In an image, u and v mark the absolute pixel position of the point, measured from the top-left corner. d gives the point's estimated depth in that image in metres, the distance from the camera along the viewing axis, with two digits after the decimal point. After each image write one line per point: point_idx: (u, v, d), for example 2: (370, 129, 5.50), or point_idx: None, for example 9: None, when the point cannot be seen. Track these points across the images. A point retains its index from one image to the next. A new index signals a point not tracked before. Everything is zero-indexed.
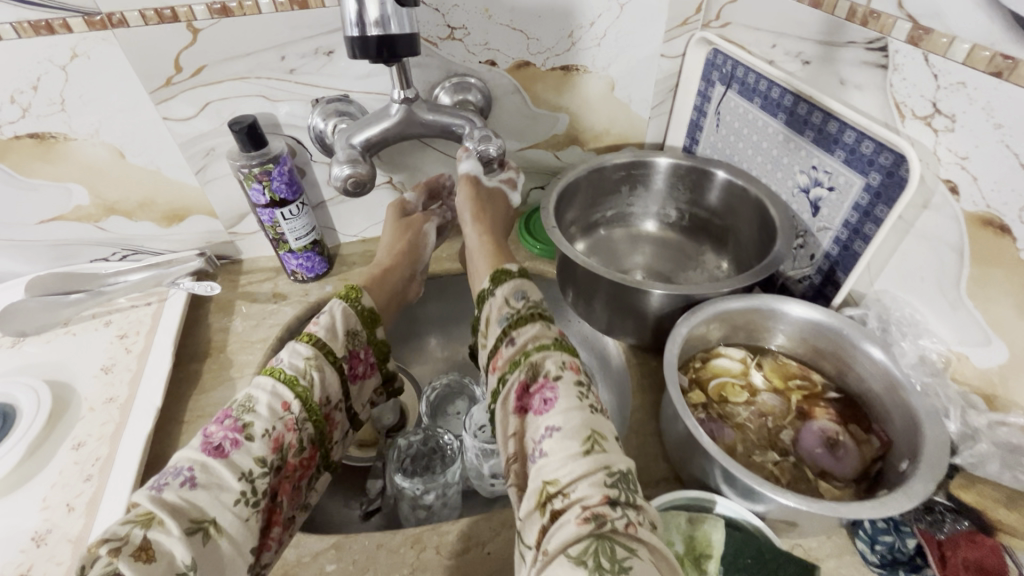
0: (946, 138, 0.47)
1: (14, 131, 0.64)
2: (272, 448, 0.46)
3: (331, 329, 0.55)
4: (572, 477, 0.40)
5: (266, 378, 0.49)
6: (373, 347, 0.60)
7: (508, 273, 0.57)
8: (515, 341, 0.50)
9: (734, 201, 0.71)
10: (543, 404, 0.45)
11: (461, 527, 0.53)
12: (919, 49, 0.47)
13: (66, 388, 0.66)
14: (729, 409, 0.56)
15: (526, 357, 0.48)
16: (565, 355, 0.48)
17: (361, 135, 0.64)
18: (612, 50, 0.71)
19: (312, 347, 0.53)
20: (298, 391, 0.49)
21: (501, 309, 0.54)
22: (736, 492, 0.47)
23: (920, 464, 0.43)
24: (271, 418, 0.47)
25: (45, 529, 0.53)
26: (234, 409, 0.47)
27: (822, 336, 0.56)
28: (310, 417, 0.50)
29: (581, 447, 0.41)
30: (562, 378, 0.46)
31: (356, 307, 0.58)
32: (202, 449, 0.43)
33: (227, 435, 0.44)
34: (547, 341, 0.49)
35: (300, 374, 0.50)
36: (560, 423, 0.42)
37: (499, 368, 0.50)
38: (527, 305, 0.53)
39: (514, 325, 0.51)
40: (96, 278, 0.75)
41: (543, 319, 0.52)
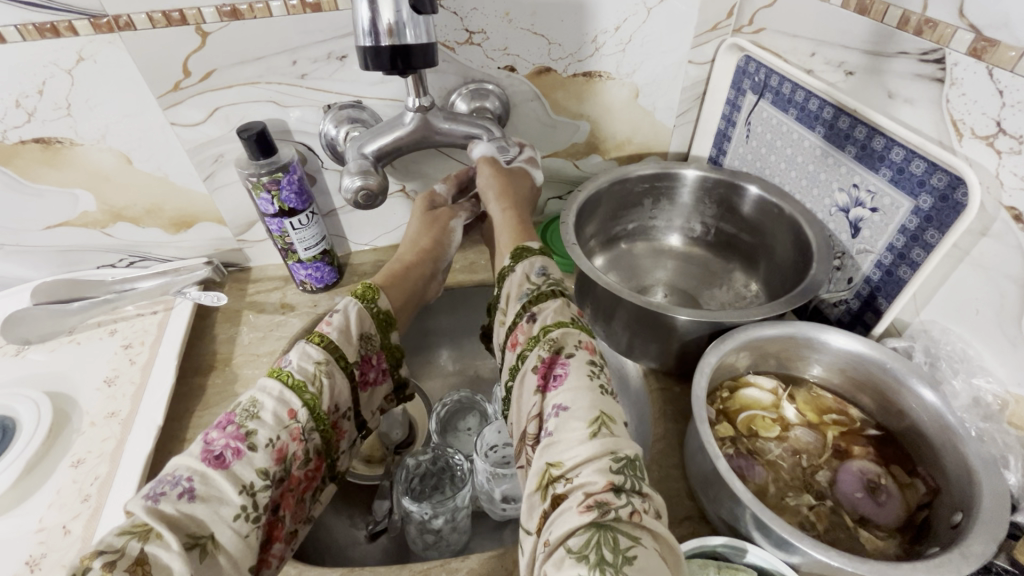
0: (1010, 160, 0.43)
1: (20, 136, 0.62)
2: (276, 459, 0.42)
3: (345, 330, 0.51)
4: (577, 461, 0.37)
5: (273, 381, 0.46)
6: (386, 352, 0.55)
7: (528, 249, 0.54)
8: (535, 317, 0.47)
9: (766, 218, 0.68)
10: (555, 381, 0.42)
11: (471, 564, 0.50)
12: (982, 62, 0.43)
13: (68, 401, 0.64)
14: (760, 445, 0.52)
15: (544, 334, 0.45)
16: (583, 335, 0.45)
17: (373, 144, 0.61)
18: (638, 56, 0.67)
19: (323, 350, 0.48)
20: (306, 399, 0.45)
21: (522, 284, 0.51)
22: (769, 541, 0.43)
23: (979, 520, 0.39)
24: (276, 426, 0.43)
25: (40, 552, 0.51)
26: (238, 414, 0.43)
27: (863, 369, 0.52)
28: (317, 426, 0.46)
29: (587, 429, 0.38)
30: (575, 356, 0.43)
31: (370, 309, 0.54)
32: (202, 459, 0.40)
33: (229, 443, 0.41)
34: (566, 320, 0.46)
35: (309, 380, 0.46)
36: (569, 402, 0.40)
37: (518, 345, 0.47)
38: (548, 281, 0.50)
39: (536, 300, 0.48)
40: (102, 285, 0.73)
41: (565, 296, 0.49)
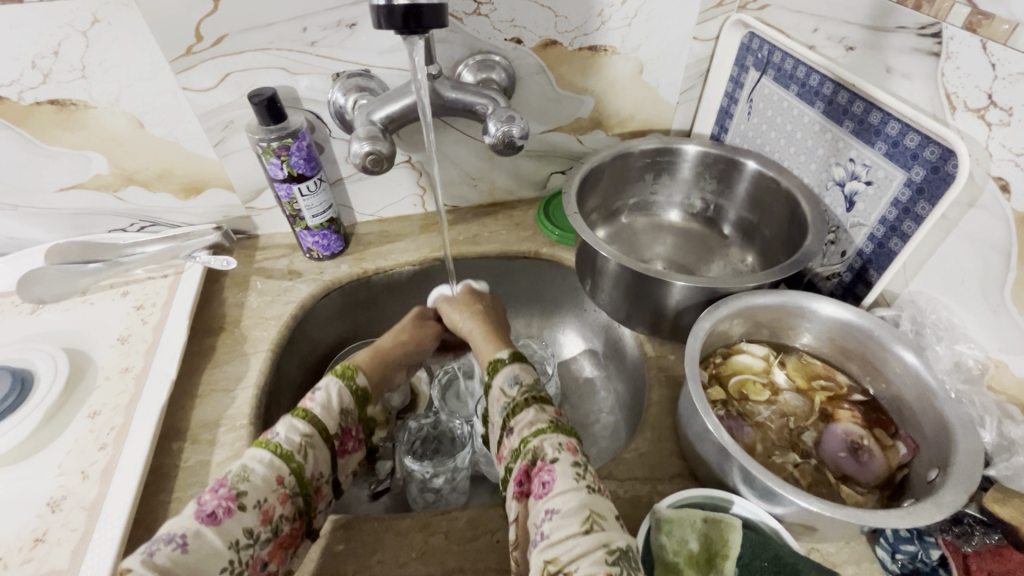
0: (1000, 132, 0.44)
1: (35, 97, 0.64)
2: (263, 520, 0.43)
3: (327, 403, 0.51)
4: (572, 555, 0.38)
5: (260, 450, 0.46)
6: (364, 422, 0.55)
7: (501, 360, 0.53)
8: (513, 429, 0.48)
9: (764, 194, 0.69)
10: (541, 488, 0.43)
11: (471, 513, 0.52)
12: (977, 36, 0.44)
13: (84, 357, 0.67)
14: (750, 407, 0.54)
15: (523, 444, 0.46)
16: (561, 436, 0.45)
17: (381, 112, 0.62)
18: (643, 31, 0.68)
19: (308, 423, 0.49)
20: (292, 467, 0.46)
21: (498, 399, 0.51)
22: (755, 493, 0.46)
23: (952, 475, 0.42)
24: (265, 488, 0.44)
25: (61, 495, 0.54)
26: (230, 477, 0.44)
27: (851, 337, 0.54)
28: (302, 490, 0.47)
29: (579, 528, 0.39)
30: (559, 461, 0.43)
31: (350, 386, 0.54)
32: (195, 516, 0.41)
33: (221, 502, 0.42)
34: (542, 426, 0.46)
35: (296, 449, 0.47)
36: (559, 504, 0.41)
37: (503, 457, 0.48)
38: (523, 391, 0.50)
39: (512, 413, 0.48)
40: (114, 248, 0.75)
41: (538, 403, 0.49)
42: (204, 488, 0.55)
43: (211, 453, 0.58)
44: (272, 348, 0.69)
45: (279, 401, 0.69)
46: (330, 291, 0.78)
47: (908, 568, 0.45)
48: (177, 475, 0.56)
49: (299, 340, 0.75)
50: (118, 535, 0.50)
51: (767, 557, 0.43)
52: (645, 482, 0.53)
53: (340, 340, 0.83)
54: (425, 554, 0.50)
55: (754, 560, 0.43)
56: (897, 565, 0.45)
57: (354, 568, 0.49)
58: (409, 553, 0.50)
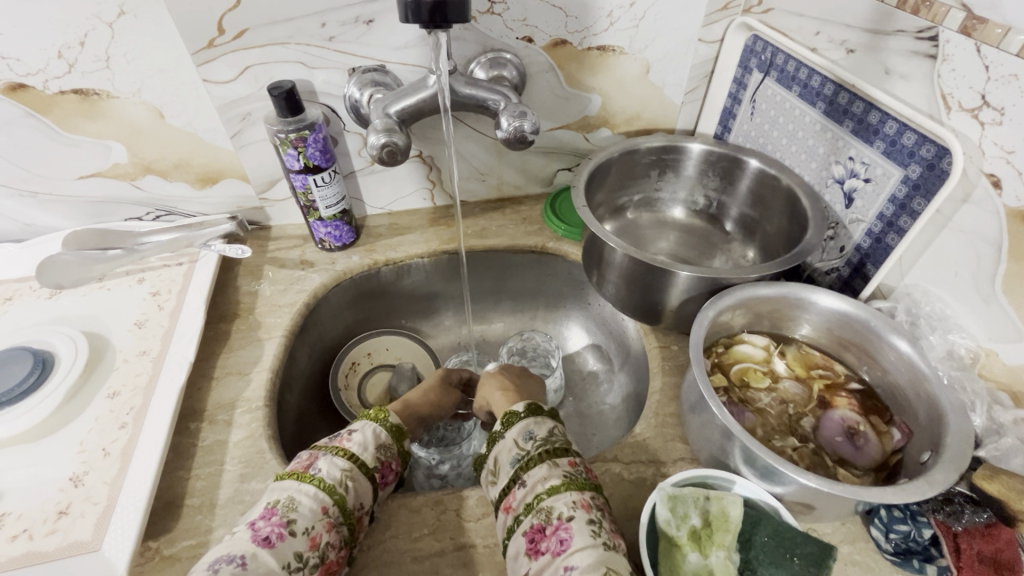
0: (992, 131, 0.46)
1: (60, 86, 0.65)
2: (311, 546, 0.44)
3: (364, 442, 0.53)
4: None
5: (303, 483, 0.48)
6: (401, 457, 0.56)
7: (516, 414, 0.53)
8: (525, 483, 0.48)
9: (766, 191, 0.71)
10: (559, 546, 0.43)
11: (481, 493, 0.54)
12: (971, 39, 0.46)
13: (101, 340, 0.68)
14: (750, 394, 0.56)
15: (537, 501, 0.46)
16: (575, 493, 0.46)
17: (397, 105, 0.64)
18: (651, 33, 0.70)
19: (348, 459, 0.51)
20: (336, 498, 0.48)
21: (510, 451, 0.51)
22: (755, 473, 0.48)
23: (944, 455, 0.44)
24: (312, 516, 0.46)
25: (83, 471, 0.55)
26: (280, 505, 0.46)
27: (849, 328, 0.56)
28: (346, 520, 0.48)
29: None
30: (575, 518, 0.44)
31: (384, 425, 0.55)
32: (251, 539, 0.43)
33: (274, 527, 0.44)
34: (557, 483, 0.47)
35: (338, 481, 0.49)
36: (579, 561, 0.41)
37: (511, 510, 0.48)
38: (538, 444, 0.50)
39: (524, 467, 0.49)
40: (130, 236, 0.77)
41: (552, 456, 0.49)
42: (221, 466, 0.57)
43: (228, 433, 0.59)
44: (286, 335, 0.70)
45: (291, 386, 0.71)
46: (342, 281, 0.79)
47: (902, 547, 0.47)
48: (195, 453, 0.58)
49: (310, 328, 0.77)
50: (141, 508, 0.51)
51: (767, 532, 0.45)
52: (650, 464, 0.55)
53: (348, 329, 0.85)
54: (438, 531, 0.51)
55: (754, 536, 0.45)
56: (890, 545, 0.47)
57: (369, 544, 0.51)
58: (422, 530, 0.52)
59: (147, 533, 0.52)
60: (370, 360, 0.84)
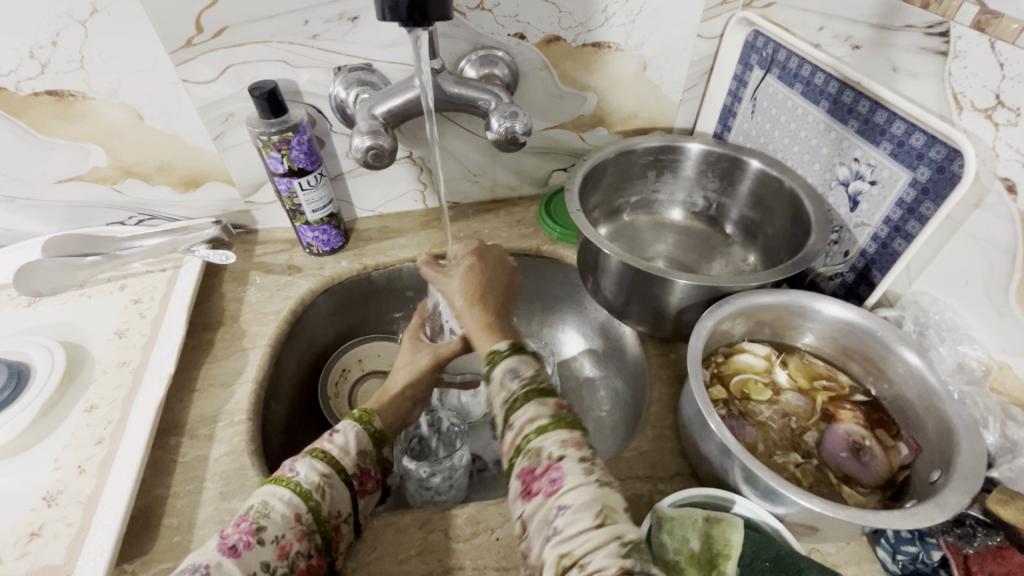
0: (1007, 133, 0.44)
1: (33, 88, 0.63)
2: (280, 555, 0.42)
3: (345, 443, 0.51)
4: (588, 548, 0.37)
5: (281, 488, 0.45)
6: (381, 464, 0.54)
7: (499, 351, 0.52)
8: (513, 426, 0.46)
9: (766, 192, 0.69)
10: (550, 484, 0.41)
11: (471, 510, 0.52)
12: (985, 36, 0.44)
13: (80, 350, 0.66)
14: (751, 407, 0.54)
15: (526, 442, 0.44)
16: (565, 432, 0.43)
17: (383, 106, 0.62)
18: (648, 28, 0.68)
19: (326, 462, 0.49)
20: (311, 504, 0.45)
21: (499, 390, 0.49)
22: (756, 493, 0.46)
23: (955, 475, 0.42)
24: (283, 523, 0.43)
25: (57, 489, 0.54)
26: (251, 512, 0.43)
27: (854, 337, 0.54)
28: (319, 526, 0.45)
29: (592, 522, 0.38)
30: (567, 457, 0.42)
31: (367, 428, 0.54)
32: (217, 549, 0.40)
33: (242, 536, 0.41)
34: (544, 423, 0.44)
35: (315, 487, 0.46)
36: (572, 499, 0.40)
37: (504, 454, 0.46)
38: (524, 383, 0.48)
39: (511, 408, 0.46)
40: (112, 241, 0.74)
41: (539, 397, 0.47)
42: (201, 483, 0.55)
43: (209, 448, 0.57)
44: (271, 343, 0.68)
45: (278, 396, 0.69)
46: (331, 287, 0.77)
47: (909, 568, 0.45)
48: (174, 470, 0.56)
49: (298, 335, 0.75)
50: (115, 529, 0.50)
51: (769, 558, 0.42)
52: (646, 480, 0.52)
53: (337, 336, 0.82)
54: (425, 552, 0.49)
55: (755, 560, 0.43)
56: (897, 566, 0.45)
57: (354, 566, 0.49)
58: (409, 550, 0.49)
59: (122, 554, 0.50)
60: (361, 367, 0.82)
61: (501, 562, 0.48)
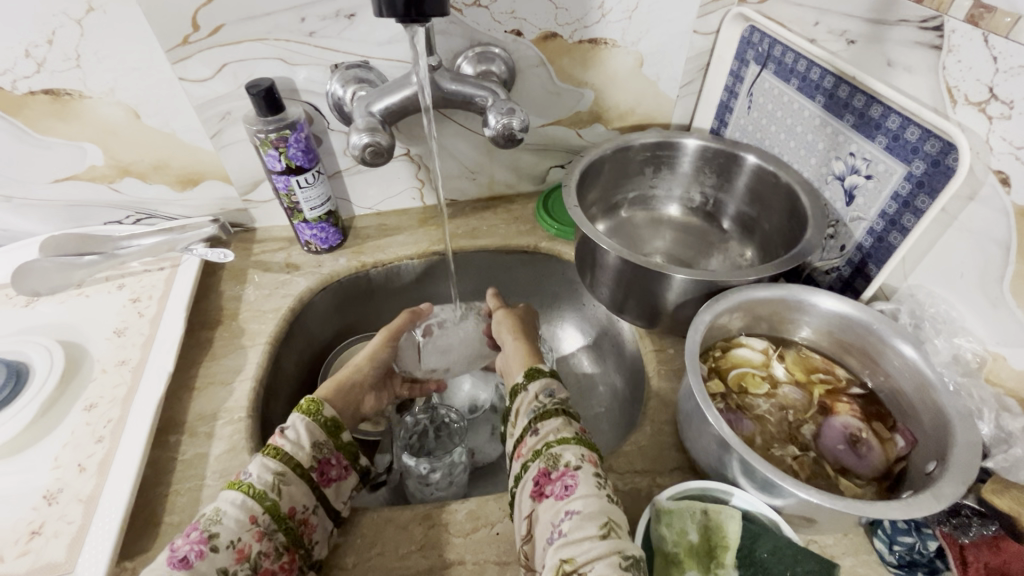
0: (1001, 126, 0.44)
1: (29, 87, 0.63)
2: (238, 559, 0.42)
3: (297, 439, 0.51)
4: (589, 557, 0.39)
5: (232, 493, 0.46)
6: (344, 450, 0.54)
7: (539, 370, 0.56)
8: (536, 432, 0.49)
9: (763, 188, 0.69)
10: (563, 491, 0.43)
11: (471, 506, 0.52)
12: (978, 29, 0.44)
13: (79, 349, 0.66)
14: (749, 400, 0.55)
15: (546, 447, 0.47)
16: (587, 449, 0.46)
17: (380, 103, 0.62)
18: (644, 24, 0.68)
19: (280, 460, 0.48)
20: (266, 505, 0.46)
21: (530, 402, 0.52)
22: (754, 485, 0.46)
23: (950, 466, 0.42)
24: (239, 527, 0.44)
25: (58, 487, 0.54)
26: (203, 520, 0.43)
27: (850, 331, 0.54)
28: (280, 524, 0.46)
29: (598, 531, 0.40)
30: (583, 468, 0.44)
31: (317, 418, 0.53)
32: (166, 562, 0.40)
33: (193, 546, 0.41)
34: (568, 435, 0.48)
35: (269, 487, 0.46)
36: (580, 506, 0.42)
37: (521, 456, 0.49)
38: (555, 401, 0.52)
39: (539, 418, 0.50)
40: (109, 241, 0.74)
41: (568, 415, 0.50)
42: (202, 481, 0.55)
43: (208, 446, 0.57)
44: (270, 342, 0.68)
45: (277, 394, 0.69)
46: (330, 285, 0.77)
47: (906, 559, 0.45)
48: (174, 468, 0.56)
49: (297, 333, 0.75)
50: (116, 526, 0.50)
51: (767, 548, 0.43)
52: (645, 475, 0.53)
53: (336, 334, 0.82)
54: (425, 547, 0.50)
55: (754, 552, 0.43)
56: (894, 557, 0.45)
57: (354, 562, 0.49)
58: (409, 546, 0.50)
59: (123, 552, 0.50)
60: None
61: (500, 556, 0.49)
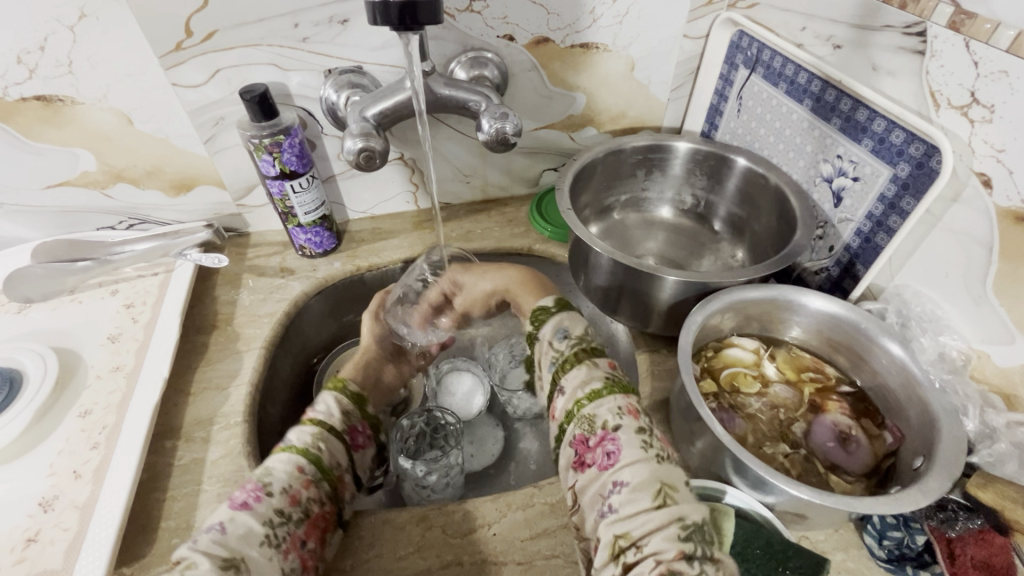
0: (982, 129, 0.46)
1: (20, 92, 0.63)
2: (291, 502, 0.44)
3: (328, 409, 0.55)
4: (645, 530, 0.38)
5: (278, 452, 0.48)
6: (367, 421, 0.60)
7: (547, 309, 0.54)
8: (565, 390, 0.47)
9: (753, 189, 0.70)
10: (606, 458, 0.42)
11: (468, 506, 0.53)
12: (960, 35, 0.45)
13: (72, 356, 0.66)
14: (741, 400, 0.55)
15: (577, 408, 0.45)
16: (620, 399, 0.44)
17: (374, 108, 0.62)
18: (635, 29, 0.69)
19: (316, 425, 0.52)
20: (311, 458, 0.48)
21: (547, 352, 0.51)
22: (746, 483, 0.47)
23: (937, 462, 0.43)
24: (289, 477, 0.46)
25: (53, 495, 0.54)
26: (254, 474, 0.45)
27: (839, 329, 0.55)
28: (324, 477, 0.48)
29: (652, 502, 0.39)
30: (623, 428, 0.42)
31: (344, 392, 0.59)
32: (228, 506, 0.42)
33: (250, 493, 0.43)
34: (597, 388, 0.46)
35: (310, 444, 0.49)
36: (628, 476, 0.40)
37: (555, 419, 0.47)
38: (573, 344, 0.50)
39: (562, 371, 0.48)
40: (102, 246, 0.74)
41: (589, 358, 0.48)
42: (199, 486, 0.55)
43: (205, 451, 0.57)
44: (265, 346, 0.68)
45: (272, 398, 0.69)
46: (325, 288, 0.77)
47: (895, 554, 0.46)
48: (171, 474, 0.56)
49: (292, 337, 0.75)
50: (113, 533, 0.50)
51: (761, 545, 0.44)
52: None
53: (331, 338, 0.83)
54: (423, 548, 0.50)
55: (747, 548, 0.44)
56: (883, 551, 0.46)
57: (354, 563, 0.49)
58: (407, 547, 0.50)
59: (120, 558, 0.50)
60: None
61: (498, 556, 0.49)
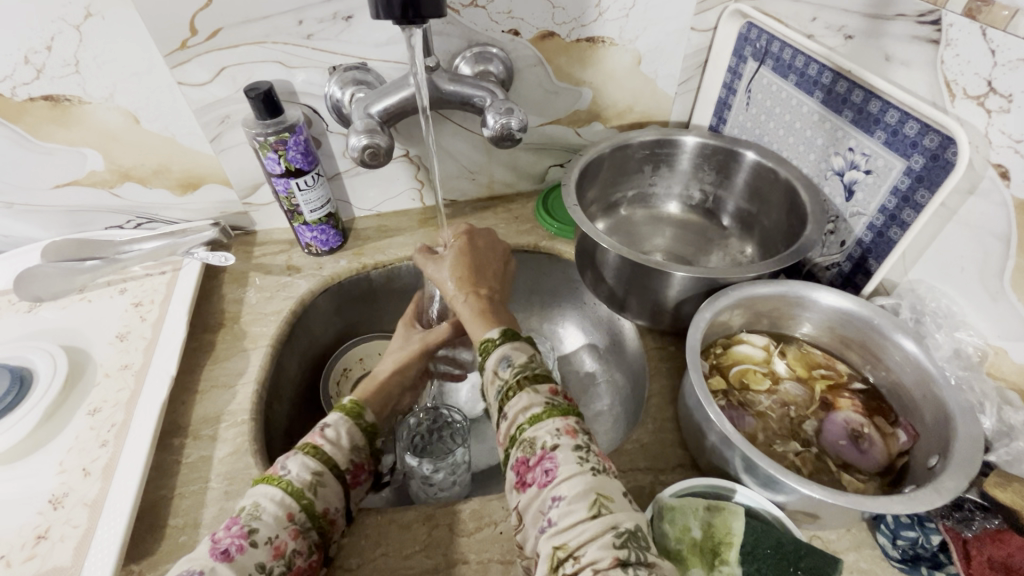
0: (1000, 119, 0.44)
1: (28, 93, 0.63)
2: (275, 555, 0.43)
3: (336, 438, 0.52)
4: (582, 540, 0.38)
5: (273, 488, 0.46)
6: (375, 456, 0.55)
7: (491, 340, 0.53)
8: (507, 415, 0.47)
9: (762, 184, 0.69)
10: (544, 476, 0.42)
11: (474, 505, 0.52)
12: (976, 23, 0.44)
13: (82, 354, 0.67)
14: (750, 397, 0.55)
15: (519, 433, 0.45)
16: (559, 420, 0.44)
17: (378, 105, 0.62)
18: (642, 23, 0.68)
19: (318, 460, 0.49)
20: (303, 503, 0.46)
21: (493, 381, 0.50)
22: (757, 482, 0.46)
23: (953, 461, 0.42)
24: (276, 524, 0.44)
25: (63, 492, 0.54)
26: (242, 516, 0.44)
27: (851, 326, 0.54)
28: (314, 524, 0.46)
29: (588, 513, 0.39)
30: (560, 447, 0.43)
31: (358, 421, 0.55)
32: (209, 554, 0.41)
33: (233, 540, 0.42)
34: (538, 412, 0.45)
35: (306, 487, 0.47)
36: (565, 491, 0.40)
37: (500, 444, 0.47)
38: (516, 371, 0.49)
39: (505, 399, 0.48)
40: (112, 245, 0.74)
41: (530, 383, 0.48)
42: (206, 483, 0.55)
43: (213, 449, 0.58)
44: (272, 344, 0.68)
45: (279, 396, 0.69)
46: (331, 286, 0.77)
47: (910, 554, 0.45)
48: (178, 471, 0.56)
49: (298, 335, 0.75)
50: (122, 530, 0.50)
51: (769, 544, 0.43)
52: (647, 472, 0.53)
53: (338, 336, 0.83)
54: (429, 547, 0.50)
55: (757, 548, 0.43)
56: (898, 552, 0.46)
57: (359, 562, 0.49)
58: (413, 545, 0.50)
59: (129, 555, 0.50)
60: (362, 366, 0.81)
61: (505, 555, 0.49)
